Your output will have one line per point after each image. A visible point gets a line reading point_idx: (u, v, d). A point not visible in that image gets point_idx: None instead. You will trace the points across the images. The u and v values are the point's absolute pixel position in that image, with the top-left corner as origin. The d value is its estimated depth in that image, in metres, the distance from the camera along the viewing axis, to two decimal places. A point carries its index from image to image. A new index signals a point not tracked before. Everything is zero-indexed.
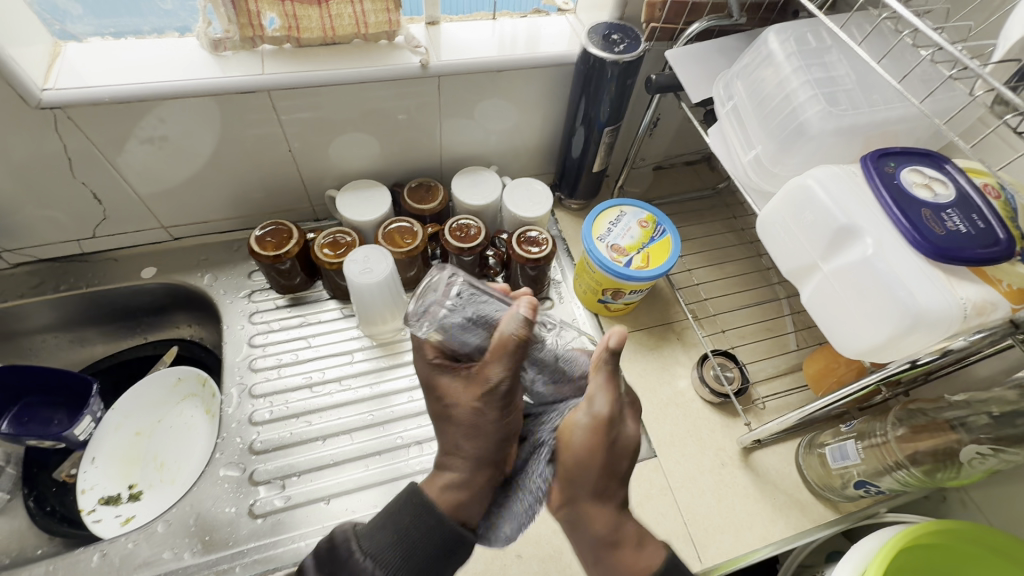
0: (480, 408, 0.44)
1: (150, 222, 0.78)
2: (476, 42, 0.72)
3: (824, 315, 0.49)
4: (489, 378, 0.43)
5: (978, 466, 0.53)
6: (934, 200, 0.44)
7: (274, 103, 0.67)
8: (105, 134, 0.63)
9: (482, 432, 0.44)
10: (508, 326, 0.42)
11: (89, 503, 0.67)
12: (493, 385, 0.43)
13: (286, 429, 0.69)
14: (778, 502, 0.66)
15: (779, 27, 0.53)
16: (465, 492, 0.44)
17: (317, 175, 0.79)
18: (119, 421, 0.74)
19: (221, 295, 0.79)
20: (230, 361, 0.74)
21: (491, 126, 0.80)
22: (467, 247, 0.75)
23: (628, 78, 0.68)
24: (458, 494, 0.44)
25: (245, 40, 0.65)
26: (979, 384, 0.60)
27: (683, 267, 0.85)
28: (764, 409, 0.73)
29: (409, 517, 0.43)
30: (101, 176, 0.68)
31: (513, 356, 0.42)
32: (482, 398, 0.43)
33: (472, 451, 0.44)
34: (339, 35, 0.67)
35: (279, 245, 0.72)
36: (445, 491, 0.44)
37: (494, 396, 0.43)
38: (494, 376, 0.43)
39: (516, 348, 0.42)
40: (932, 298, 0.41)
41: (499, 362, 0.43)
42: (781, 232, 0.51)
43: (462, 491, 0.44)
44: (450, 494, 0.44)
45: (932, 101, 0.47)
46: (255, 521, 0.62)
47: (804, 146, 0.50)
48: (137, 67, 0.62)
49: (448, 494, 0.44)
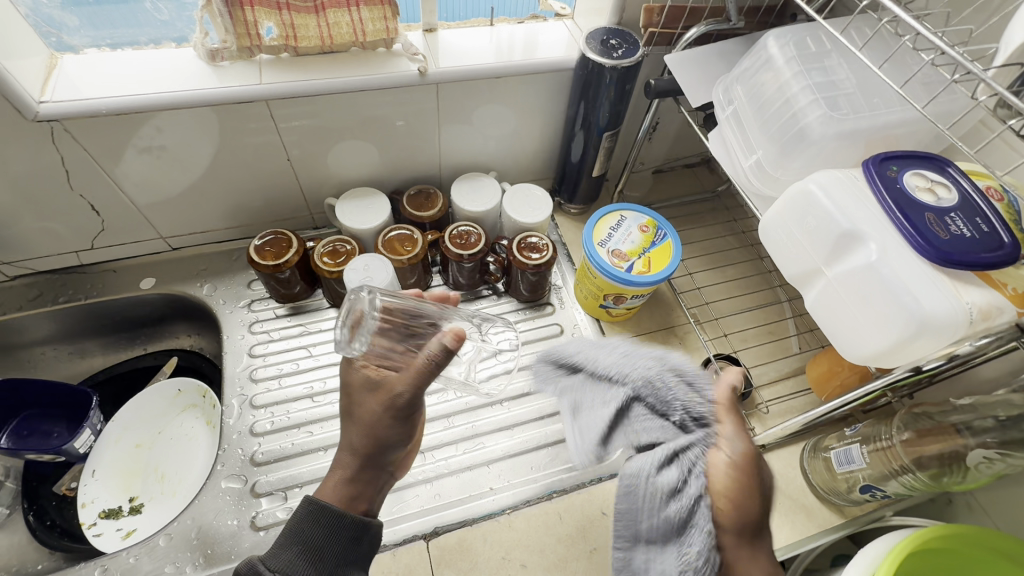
0: (378, 411, 0.48)
1: (149, 233, 0.77)
2: (475, 48, 0.72)
3: (829, 320, 0.49)
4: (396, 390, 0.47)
5: (985, 470, 0.52)
6: (938, 204, 0.44)
7: (272, 112, 0.66)
8: (102, 146, 0.63)
9: (376, 434, 0.49)
10: (430, 348, 0.45)
11: (90, 517, 0.67)
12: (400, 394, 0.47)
13: (287, 440, 0.69)
14: (783, 507, 0.66)
15: (778, 31, 0.53)
16: (357, 485, 0.50)
17: (315, 183, 0.79)
18: (119, 433, 0.73)
19: (221, 305, 0.79)
20: (230, 371, 0.74)
21: (490, 132, 0.80)
22: (467, 253, 0.75)
23: (627, 82, 0.68)
24: (350, 486, 0.50)
25: (242, 50, 0.65)
26: (984, 385, 0.60)
27: (684, 271, 0.85)
28: (768, 413, 0.72)
29: (313, 522, 0.46)
30: (99, 188, 0.68)
31: (425, 378, 0.46)
32: (387, 403, 0.48)
33: (368, 451, 0.50)
34: (337, 43, 0.67)
35: (278, 255, 0.72)
36: (337, 486, 0.50)
37: (396, 404, 0.48)
38: (399, 386, 0.47)
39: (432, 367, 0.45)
40: (938, 304, 0.41)
41: (413, 375, 0.46)
42: (783, 237, 0.51)
43: (353, 485, 0.50)
44: (343, 489, 0.49)
45: (934, 105, 0.47)
46: (257, 534, 0.62)
47: (805, 151, 0.50)
48: (134, 78, 0.62)
49: (342, 485, 0.50)
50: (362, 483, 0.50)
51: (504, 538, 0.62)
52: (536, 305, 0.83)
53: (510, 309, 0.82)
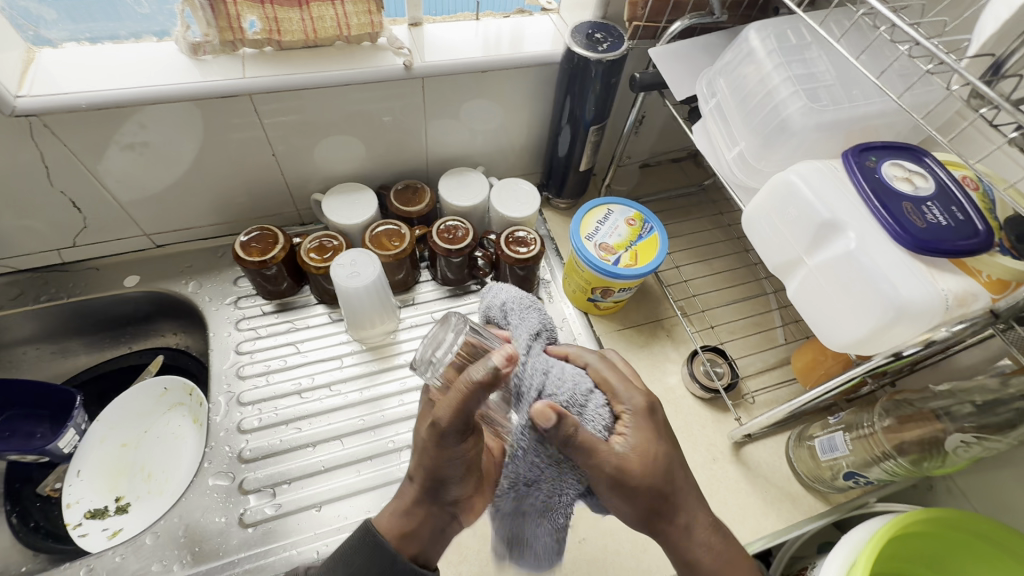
0: (432, 444, 0.41)
1: (132, 230, 0.76)
2: (461, 43, 0.72)
3: (811, 309, 0.50)
4: (436, 417, 0.39)
5: (962, 454, 0.53)
6: (915, 193, 0.45)
7: (256, 107, 0.66)
8: (82, 141, 0.62)
9: (437, 472, 0.43)
10: (473, 370, 0.37)
11: (75, 517, 0.66)
12: (443, 425, 0.39)
13: (275, 436, 0.68)
14: (769, 495, 0.67)
15: (759, 24, 0.53)
16: (413, 520, 0.47)
17: (301, 179, 0.79)
18: (104, 432, 0.73)
19: (207, 302, 0.78)
20: (217, 368, 0.73)
21: (477, 127, 0.80)
22: (455, 248, 0.75)
23: (612, 76, 0.68)
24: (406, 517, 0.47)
25: (225, 44, 0.64)
26: (964, 372, 0.61)
27: (671, 264, 0.86)
28: (754, 403, 0.73)
29: (366, 556, 0.46)
30: (80, 185, 0.67)
31: (468, 402, 0.38)
32: (432, 433, 0.40)
33: (426, 486, 0.45)
34: (321, 37, 0.67)
35: (264, 251, 0.72)
36: (393, 517, 0.47)
37: (444, 436, 0.40)
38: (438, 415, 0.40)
39: (472, 390, 0.37)
40: (915, 290, 0.41)
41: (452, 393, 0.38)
42: (766, 228, 0.52)
43: (410, 518, 0.47)
44: (398, 519, 0.47)
45: (911, 96, 0.48)
46: (245, 530, 0.62)
47: (786, 143, 0.50)
48: (114, 72, 0.61)
49: (397, 515, 0.47)
50: (421, 528, 0.47)
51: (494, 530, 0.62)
52: None
53: None
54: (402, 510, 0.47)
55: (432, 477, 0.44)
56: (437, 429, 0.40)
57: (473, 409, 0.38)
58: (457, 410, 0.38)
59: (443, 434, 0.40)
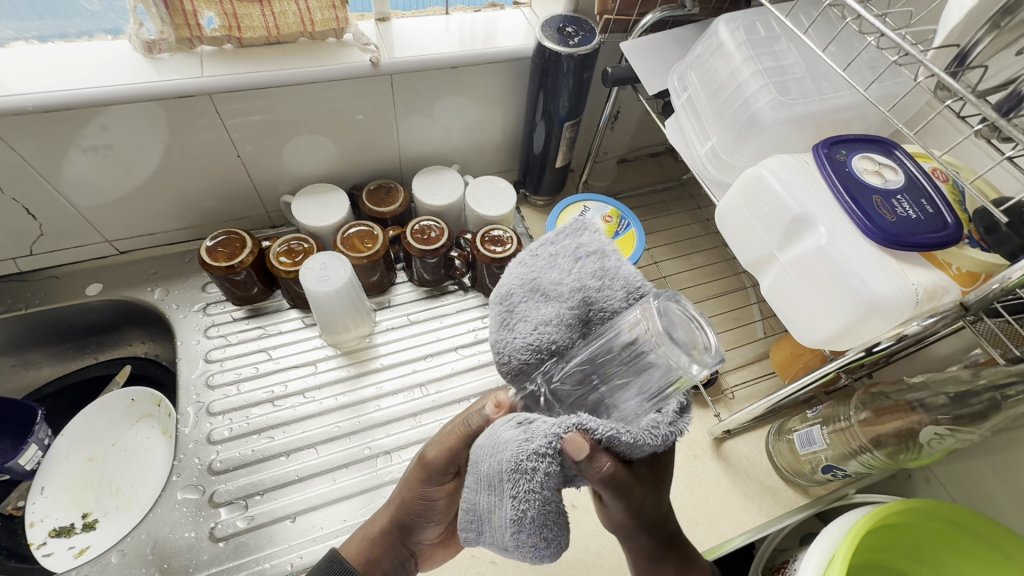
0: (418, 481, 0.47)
1: (93, 236, 0.73)
2: (432, 37, 0.70)
3: (784, 306, 0.49)
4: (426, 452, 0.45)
5: (937, 446, 0.53)
6: (885, 186, 0.44)
7: (216, 107, 0.63)
8: (34, 146, 0.59)
9: (411, 505, 0.48)
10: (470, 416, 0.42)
11: (39, 536, 0.64)
12: (429, 461, 0.45)
13: (247, 447, 0.66)
14: (749, 491, 0.67)
15: (729, 16, 0.53)
16: (376, 550, 0.50)
17: (270, 180, 0.76)
18: (69, 447, 0.70)
19: (174, 310, 0.76)
20: (186, 378, 0.71)
21: (450, 124, 0.78)
22: (430, 249, 0.73)
23: (585, 71, 0.67)
24: (366, 550, 0.50)
25: (182, 41, 0.62)
26: (939, 362, 0.61)
27: (650, 260, 0.85)
28: (733, 398, 0.73)
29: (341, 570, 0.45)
30: (35, 192, 0.64)
31: (456, 443, 0.43)
32: (415, 472, 0.46)
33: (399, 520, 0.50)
34: (284, 33, 0.65)
35: (231, 255, 0.69)
36: (362, 544, 0.50)
37: (428, 471, 0.45)
38: (432, 451, 0.44)
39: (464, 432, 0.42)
40: (885, 286, 0.41)
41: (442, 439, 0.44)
42: (738, 223, 0.51)
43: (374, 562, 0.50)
44: (365, 548, 0.50)
45: (879, 88, 0.48)
46: (216, 545, 0.60)
47: (757, 137, 0.49)
48: (65, 73, 0.58)
49: (361, 546, 0.50)
50: (384, 556, 0.50)
51: None
52: None
53: (478, 305, 0.82)
54: (368, 536, 0.50)
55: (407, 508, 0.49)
56: (424, 464, 0.45)
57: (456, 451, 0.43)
58: (444, 451, 0.44)
59: (423, 475, 0.46)
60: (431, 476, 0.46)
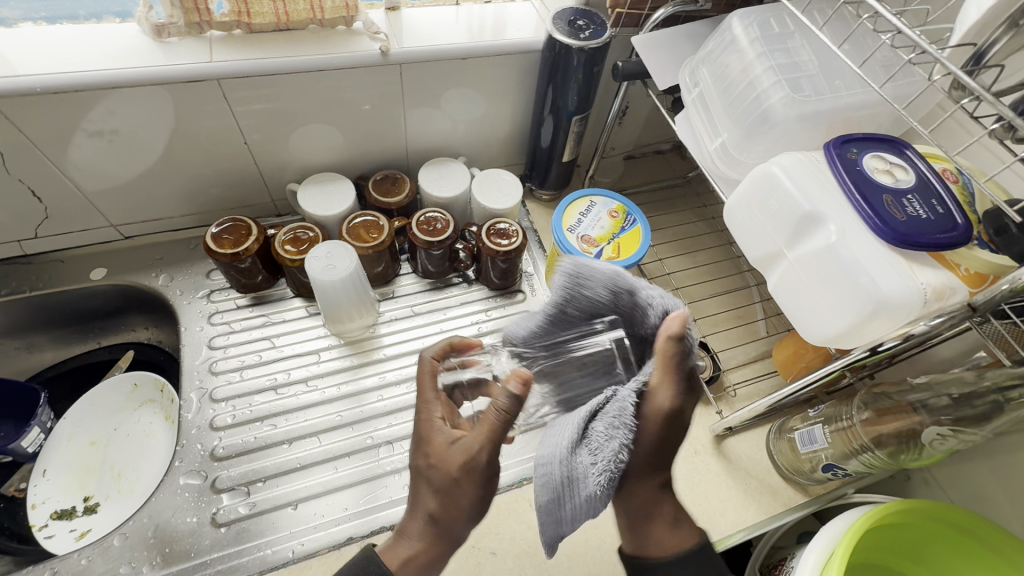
0: (463, 481, 0.42)
1: (99, 221, 0.73)
2: (442, 28, 0.70)
3: (791, 303, 0.49)
4: (472, 449, 0.42)
5: (939, 446, 0.54)
6: (895, 185, 0.44)
7: (225, 93, 0.63)
8: (42, 128, 0.59)
9: (461, 504, 0.43)
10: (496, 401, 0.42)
11: (40, 518, 0.64)
12: (480, 460, 0.42)
13: (250, 434, 0.67)
14: (749, 488, 0.67)
15: (743, 12, 0.52)
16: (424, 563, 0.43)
17: (277, 168, 0.76)
18: (71, 430, 0.70)
19: (178, 296, 0.76)
20: (189, 364, 0.71)
21: (458, 116, 0.78)
22: (435, 240, 0.73)
23: (595, 65, 0.67)
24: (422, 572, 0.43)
25: (191, 25, 0.62)
26: (941, 364, 0.62)
27: (654, 257, 0.85)
28: (736, 395, 0.73)
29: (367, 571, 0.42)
30: (40, 174, 0.64)
31: (499, 429, 0.43)
32: (464, 475, 0.42)
33: (450, 526, 0.43)
34: (294, 20, 0.64)
35: (237, 242, 0.69)
36: (405, 563, 0.43)
37: (479, 466, 0.42)
38: (477, 445, 0.42)
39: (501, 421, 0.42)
40: (894, 285, 0.41)
41: (487, 430, 0.42)
42: (747, 219, 0.51)
43: (425, 568, 0.44)
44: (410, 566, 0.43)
45: (892, 87, 0.47)
46: (218, 530, 0.60)
47: (768, 134, 0.49)
48: (74, 55, 0.58)
49: (414, 570, 0.43)
50: (436, 562, 0.44)
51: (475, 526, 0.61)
52: (507, 292, 0.82)
53: (481, 298, 0.81)
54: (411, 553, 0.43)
55: (457, 511, 0.43)
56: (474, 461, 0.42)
57: (499, 438, 0.43)
58: (492, 440, 0.42)
59: (478, 472, 0.42)
60: (481, 470, 0.42)
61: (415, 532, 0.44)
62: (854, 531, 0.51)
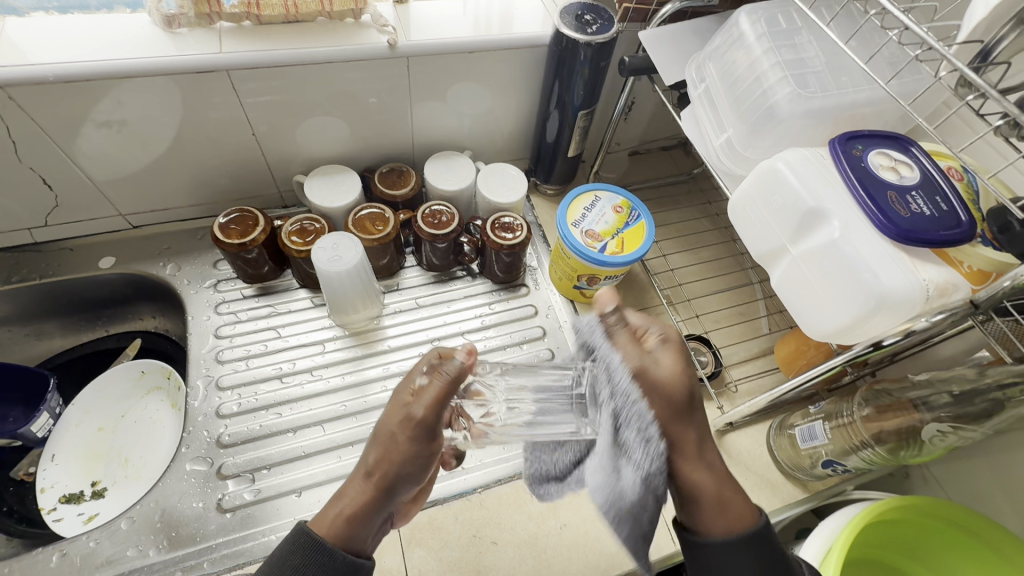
0: (400, 436, 0.43)
1: (107, 210, 0.74)
2: (450, 21, 0.70)
3: (794, 299, 0.50)
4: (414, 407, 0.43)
5: (939, 443, 0.54)
6: (900, 182, 0.45)
7: (234, 84, 0.64)
8: (53, 118, 0.60)
9: (395, 459, 0.43)
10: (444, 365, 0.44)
11: (50, 502, 0.65)
12: (417, 418, 0.43)
13: (255, 422, 0.67)
14: (748, 482, 0.67)
15: (750, 7, 0.52)
16: (356, 523, 0.43)
17: (284, 160, 0.77)
18: (80, 416, 0.71)
19: (186, 286, 0.77)
20: (195, 352, 0.72)
21: (465, 110, 0.78)
22: (440, 233, 0.74)
23: (601, 60, 0.67)
24: (349, 526, 0.43)
25: (201, 17, 0.62)
26: (942, 363, 0.62)
27: (658, 252, 0.86)
28: (736, 391, 0.73)
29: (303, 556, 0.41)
30: (51, 162, 0.65)
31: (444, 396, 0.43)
32: (400, 429, 0.44)
33: (385, 481, 0.44)
34: (303, 12, 0.64)
35: (244, 233, 0.70)
36: (336, 520, 0.43)
37: (417, 425, 0.43)
38: (420, 407, 0.43)
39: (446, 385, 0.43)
40: (896, 281, 0.41)
41: (430, 390, 0.43)
42: (750, 215, 0.51)
43: (354, 525, 0.43)
44: (341, 524, 0.43)
45: (898, 84, 0.48)
46: (223, 515, 0.61)
47: (774, 130, 0.49)
48: (85, 44, 0.59)
49: (339, 524, 0.43)
50: (367, 522, 0.44)
51: (475, 517, 0.62)
52: (510, 286, 0.83)
53: (485, 291, 0.82)
54: (344, 508, 0.44)
55: (392, 467, 0.44)
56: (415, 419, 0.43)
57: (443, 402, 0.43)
58: (436, 402, 0.43)
59: (414, 430, 0.43)
60: (419, 430, 0.43)
61: (352, 488, 0.45)
62: (851, 528, 0.51)
